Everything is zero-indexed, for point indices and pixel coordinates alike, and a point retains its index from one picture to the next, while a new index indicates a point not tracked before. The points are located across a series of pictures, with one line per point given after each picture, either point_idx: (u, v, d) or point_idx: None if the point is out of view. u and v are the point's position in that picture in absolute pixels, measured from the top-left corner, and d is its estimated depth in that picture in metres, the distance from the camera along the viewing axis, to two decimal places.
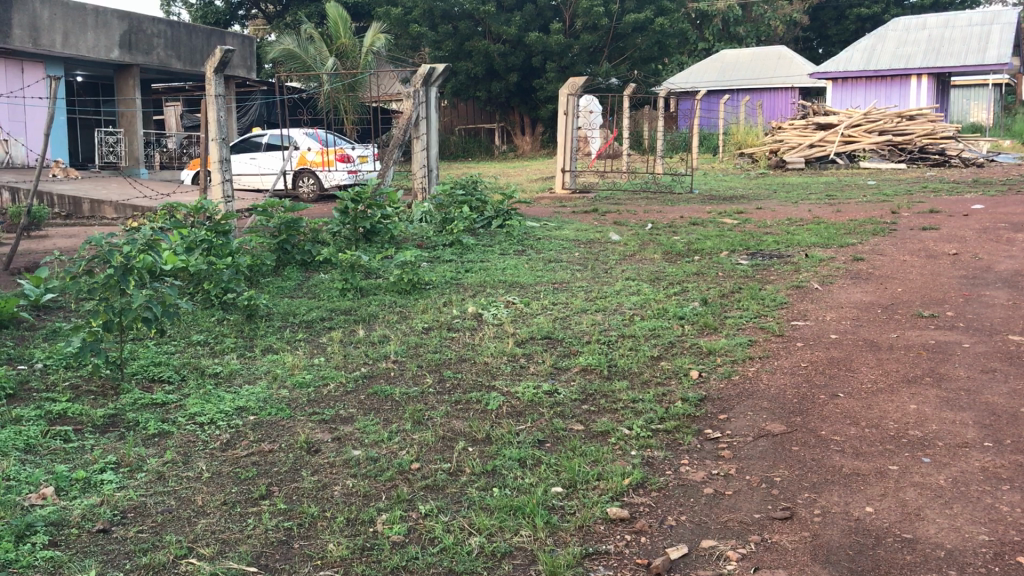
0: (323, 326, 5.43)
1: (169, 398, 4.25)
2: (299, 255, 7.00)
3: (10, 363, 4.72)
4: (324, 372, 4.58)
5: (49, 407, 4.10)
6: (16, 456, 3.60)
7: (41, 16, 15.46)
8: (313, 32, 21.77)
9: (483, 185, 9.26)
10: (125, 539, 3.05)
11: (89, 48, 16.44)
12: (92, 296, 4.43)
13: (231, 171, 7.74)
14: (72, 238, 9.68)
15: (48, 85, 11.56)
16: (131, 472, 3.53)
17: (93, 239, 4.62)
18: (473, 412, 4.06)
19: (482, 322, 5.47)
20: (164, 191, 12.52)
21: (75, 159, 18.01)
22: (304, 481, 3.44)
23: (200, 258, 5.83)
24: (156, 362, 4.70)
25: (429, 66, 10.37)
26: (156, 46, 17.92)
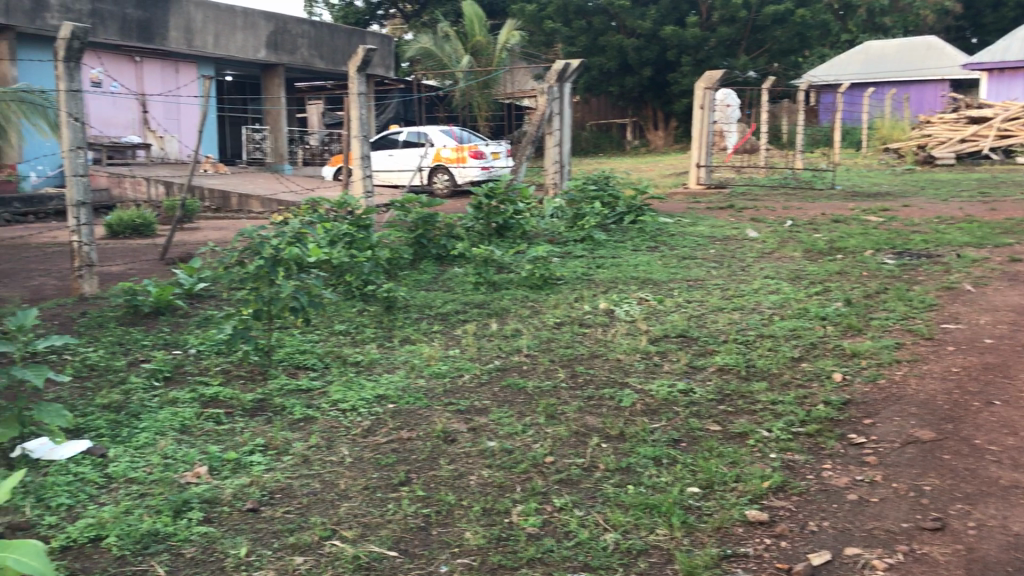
0: (457, 319, 5.52)
1: (313, 384, 4.42)
2: (435, 249, 7.17)
3: (168, 347, 5.00)
4: (459, 364, 4.66)
5: (203, 390, 4.33)
6: (174, 436, 3.84)
7: (196, 19, 16.29)
8: (448, 30, 22.11)
9: (617, 180, 9.22)
10: (274, 518, 3.20)
11: (239, 50, 17.20)
12: (244, 287, 4.64)
13: (372, 167, 7.93)
14: (221, 231, 10.17)
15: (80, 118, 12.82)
16: (279, 454, 3.69)
17: (245, 231, 4.81)
18: (607, 408, 4.05)
19: (615, 319, 5.44)
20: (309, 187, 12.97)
21: (223, 155, 18.86)
22: (442, 469, 3.51)
23: (342, 252, 6.02)
24: (302, 350, 4.88)
25: (564, 62, 10.37)
26: (301, 46, 18.64)
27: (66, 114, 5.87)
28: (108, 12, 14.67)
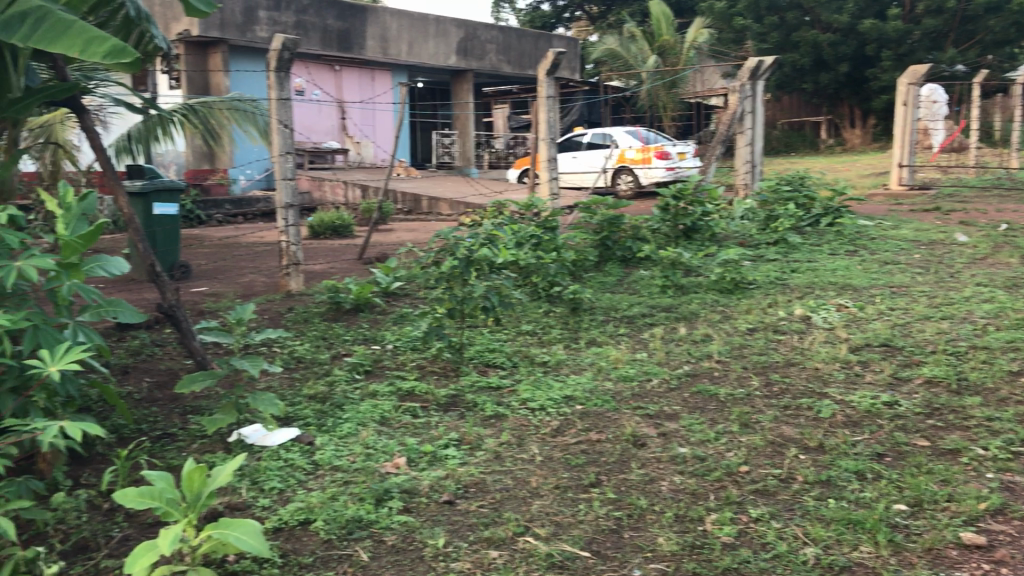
0: (645, 322, 5.49)
1: (504, 383, 4.51)
2: (620, 251, 7.15)
3: (366, 342, 5.23)
4: (648, 368, 4.63)
5: (400, 384, 4.51)
6: (373, 428, 4.03)
7: (391, 27, 16.98)
8: (634, 31, 22.00)
9: (812, 181, 8.89)
10: (469, 512, 3.29)
11: (430, 56, 17.80)
12: (440, 286, 4.79)
13: (558, 170, 8.04)
14: (413, 232, 10.57)
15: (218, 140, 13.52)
16: (472, 450, 3.79)
17: (442, 232, 4.98)
18: (804, 418, 3.91)
19: (811, 326, 5.25)
20: (497, 189, 13.24)
21: (414, 158, 19.58)
22: (633, 473, 3.50)
23: (530, 252, 6.08)
24: (491, 349, 4.99)
25: (757, 59, 10.09)
26: (490, 52, 19.09)
27: (276, 121, 6.28)
28: (311, 24, 15.52)
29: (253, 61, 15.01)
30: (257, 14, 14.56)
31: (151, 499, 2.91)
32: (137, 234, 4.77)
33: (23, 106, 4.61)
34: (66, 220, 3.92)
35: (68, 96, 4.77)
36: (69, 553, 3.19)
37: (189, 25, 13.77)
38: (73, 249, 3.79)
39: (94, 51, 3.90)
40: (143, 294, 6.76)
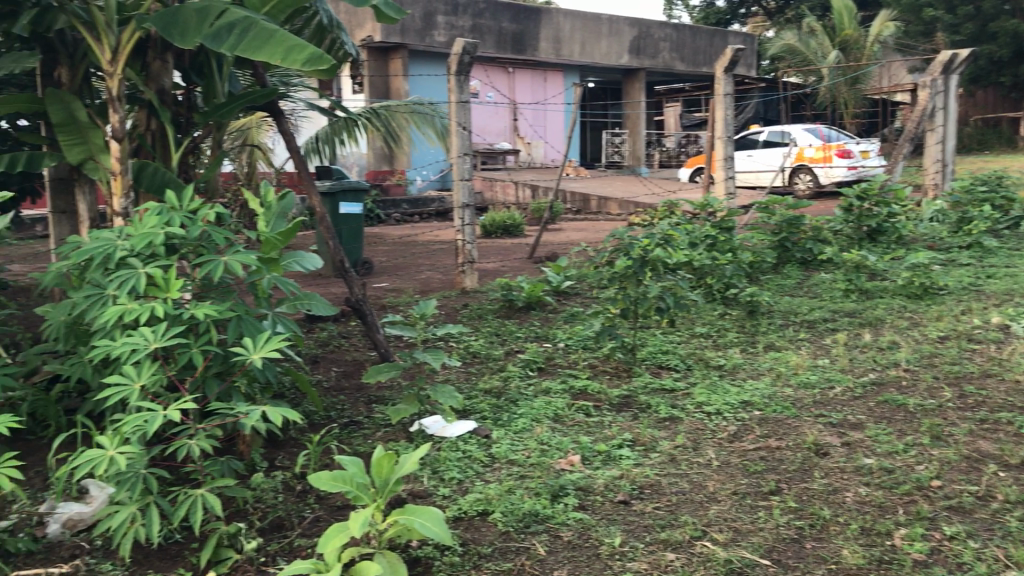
0: (826, 327, 5.31)
1: (678, 385, 4.47)
2: (799, 252, 6.96)
3: (539, 340, 5.30)
4: (830, 375, 4.47)
5: (573, 382, 4.55)
6: (548, 424, 4.09)
7: (564, 28, 17.12)
8: (814, 25, 21.24)
9: (1010, 181, 8.35)
10: (644, 513, 3.29)
11: (603, 56, 17.84)
12: (613, 286, 4.81)
13: (735, 169, 7.91)
14: (583, 232, 10.61)
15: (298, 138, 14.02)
16: (647, 451, 3.79)
17: (618, 232, 4.98)
18: (1003, 434, 3.68)
19: (1011, 335, 4.93)
20: (669, 189, 13.10)
21: (584, 158, 19.67)
22: (815, 483, 3.40)
23: (705, 253, 6.00)
24: (665, 350, 4.96)
25: (952, 52, 9.54)
26: (663, 50, 18.94)
27: (456, 124, 6.47)
28: (487, 27, 15.86)
29: (430, 65, 15.47)
30: (436, 19, 15.03)
31: (343, 482, 3.07)
32: (328, 231, 5.04)
33: (229, 111, 4.94)
34: (267, 218, 4.18)
35: (268, 102, 5.07)
36: (267, 530, 3.41)
37: (371, 31, 14.35)
38: (273, 245, 4.09)
39: (295, 58, 4.13)
40: (330, 289, 7.12)
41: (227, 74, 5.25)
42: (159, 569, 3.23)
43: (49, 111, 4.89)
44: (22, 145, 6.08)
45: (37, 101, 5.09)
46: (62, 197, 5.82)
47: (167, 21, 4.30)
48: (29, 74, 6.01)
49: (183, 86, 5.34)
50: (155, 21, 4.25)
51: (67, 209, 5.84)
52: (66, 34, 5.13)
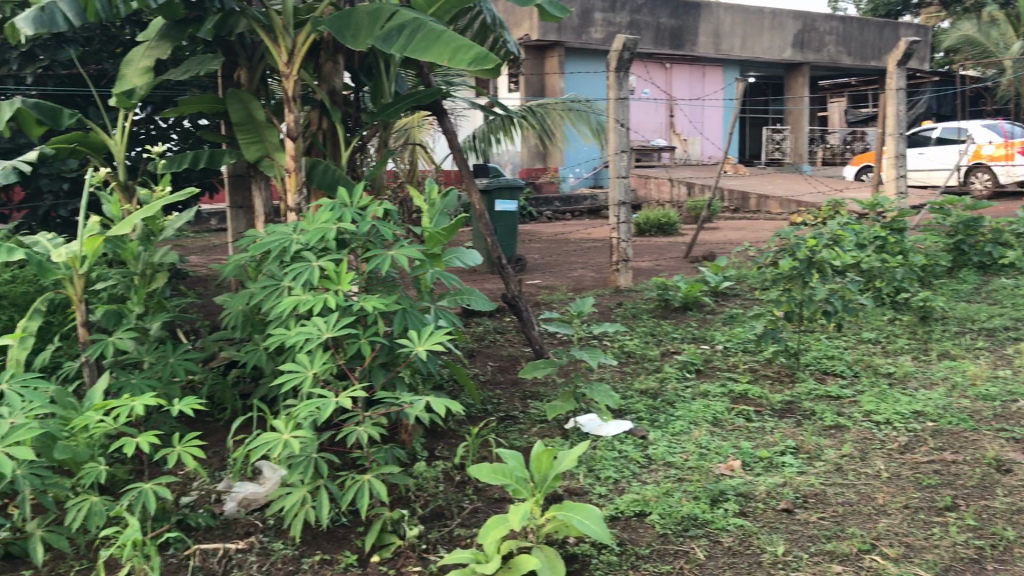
0: (1008, 336, 4.99)
1: (845, 392, 4.30)
2: (977, 256, 6.59)
3: (696, 341, 5.21)
4: (1013, 388, 4.20)
5: (732, 386, 4.45)
6: (706, 427, 4.02)
7: (724, 23, 16.78)
8: (994, 15, 19.99)
9: None
10: (809, 522, 3.18)
11: (764, 51, 17.41)
12: (777, 287, 4.69)
13: (907, 165, 7.56)
14: (741, 231, 10.38)
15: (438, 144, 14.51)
16: (811, 459, 3.66)
17: (782, 231, 4.84)
18: None
19: None
20: (833, 188, 12.63)
21: (742, 156, 19.22)
22: (997, 501, 3.20)
23: (874, 255, 5.75)
24: (830, 355, 4.79)
25: None
26: (828, 44, 18.31)
27: (614, 120, 6.46)
28: (644, 23, 15.74)
29: (586, 62, 15.45)
30: (594, 16, 15.04)
31: (503, 476, 3.12)
32: (486, 227, 5.11)
33: (396, 110, 5.09)
34: (431, 214, 4.28)
35: (433, 101, 5.19)
36: (427, 518, 3.51)
37: (529, 30, 14.48)
38: (436, 240, 4.19)
39: (461, 58, 4.20)
40: (486, 285, 7.24)
41: (394, 74, 5.42)
42: (326, 550, 3.37)
43: (230, 111, 5.17)
44: (204, 143, 6.46)
45: (219, 102, 5.39)
46: (240, 193, 6.13)
47: (341, 24, 4.47)
48: (211, 76, 6.37)
49: (352, 86, 5.55)
50: (330, 24, 4.42)
51: (244, 204, 6.15)
52: (246, 38, 5.42)
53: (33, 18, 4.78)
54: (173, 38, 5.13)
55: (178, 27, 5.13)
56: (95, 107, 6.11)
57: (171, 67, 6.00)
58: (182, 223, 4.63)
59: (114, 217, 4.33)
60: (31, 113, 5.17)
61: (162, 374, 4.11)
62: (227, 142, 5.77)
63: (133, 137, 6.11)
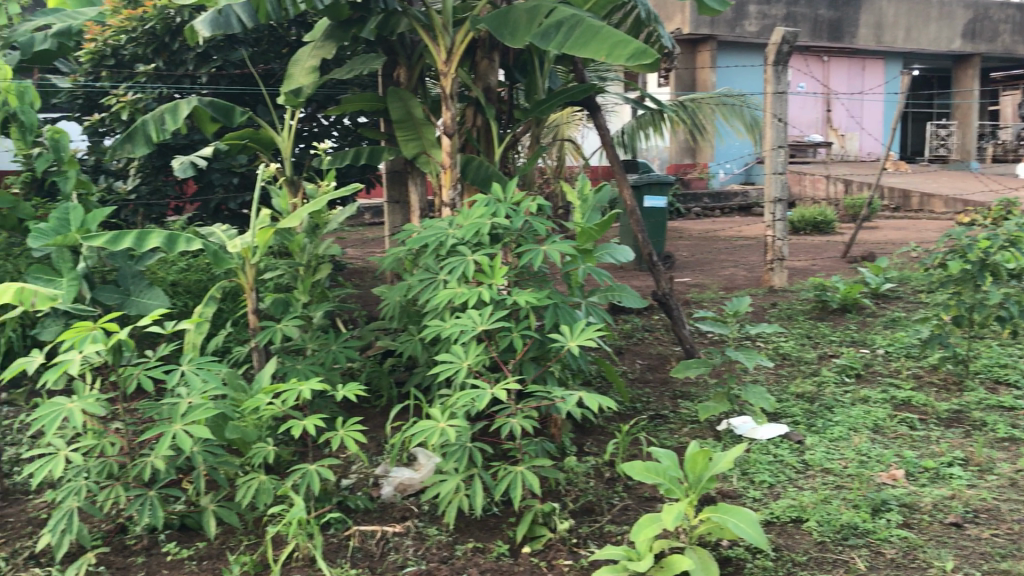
0: None
1: (1020, 403, 4.06)
2: None
3: (855, 345, 5.03)
4: None
5: (895, 392, 4.27)
6: (867, 434, 3.87)
7: (888, 13, 16.06)
8: None
9: None
10: (981, 539, 3.03)
11: (931, 41, 16.65)
12: (946, 290, 4.48)
13: None
14: (902, 231, 9.93)
15: (586, 138, 14.92)
16: (982, 472, 3.48)
17: (953, 231, 4.61)
18: None
19: None
20: (1004, 186, 11.92)
21: (904, 152, 18.39)
22: None
23: None
24: (1003, 364, 4.53)
25: None
26: (1003, 32, 17.43)
27: (771, 115, 6.32)
28: (801, 15, 15.23)
29: (739, 56, 15.12)
30: (748, 9, 14.76)
31: (656, 474, 3.09)
32: (637, 224, 5.06)
33: (549, 106, 5.11)
34: (583, 210, 4.30)
35: (586, 97, 5.16)
36: (578, 513, 3.53)
37: (681, 23, 14.24)
38: (588, 236, 4.07)
39: (619, 54, 4.20)
40: (637, 281, 7.24)
41: (548, 71, 5.44)
42: (479, 538, 3.43)
43: (390, 108, 5.32)
44: (362, 139, 6.68)
45: (379, 99, 5.56)
46: (397, 188, 6.34)
47: (499, 21, 4.53)
48: (370, 74, 6.57)
49: (506, 83, 5.60)
50: (488, 21, 4.49)
51: (401, 199, 6.36)
52: (406, 37, 5.56)
53: (210, 20, 5.06)
54: (337, 38, 5.32)
55: (343, 27, 5.28)
56: (264, 105, 6.41)
57: (334, 66, 6.22)
58: (344, 217, 4.82)
59: (282, 210, 4.53)
60: (207, 111, 5.47)
61: (324, 361, 4.28)
62: (385, 138, 5.95)
63: (298, 134, 6.38)
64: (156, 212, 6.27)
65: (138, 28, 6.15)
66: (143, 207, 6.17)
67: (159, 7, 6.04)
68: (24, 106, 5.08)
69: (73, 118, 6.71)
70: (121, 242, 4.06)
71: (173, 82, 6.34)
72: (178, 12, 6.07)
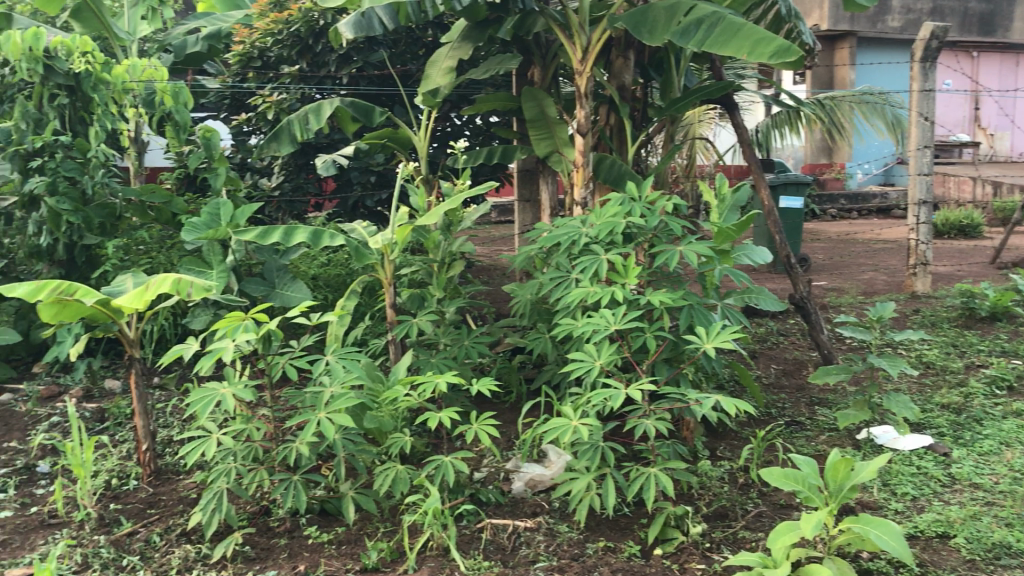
0: None
1: None
2: None
3: (1006, 355, 4.79)
4: None
5: None
6: (1021, 449, 3.68)
7: None
8: None
9: None
10: None
11: None
12: None
13: None
14: None
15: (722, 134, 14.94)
16: None
17: None
18: None
19: None
20: None
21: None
22: None
23: None
24: None
25: None
26: None
27: (916, 114, 6.10)
28: (950, 9, 14.77)
29: (881, 53, 14.58)
30: (890, 3, 14.25)
31: (794, 481, 3.01)
32: (774, 224, 4.96)
33: (685, 104, 5.04)
34: (720, 210, 4.25)
35: (723, 95, 5.11)
36: (711, 517, 3.49)
37: (818, 19, 13.94)
38: (726, 235, 4.00)
39: (761, 52, 4.13)
40: (775, 282, 7.18)
41: (684, 69, 5.39)
42: (610, 538, 3.43)
43: (523, 108, 5.36)
44: (494, 138, 6.78)
45: (512, 98, 5.62)
46: (528, 187, 6.39)
47: (637, 19, 4.51)
48: (504, 74, 6.66)
49: (640, 81, 5.56)
50: (627, 20, 4.48)
51: (531, 198, 6.40)
52: (541, 37, 5.61)
53: (354, 23, 5.25)
54: (474, 39, 5.40)
55: (479, 27, 5.38)
56: (400, 105, 6.58)
57: (469, 66, 6.33)
58: (478, 215, 4.89)
59: (419, 207, 4.63)
60: (348, 111, 5.65)
61: (457, 355, 4.36)
62: (517, 137, 5.99)
63: (432, 133, 6.50)
64: (297, 208, 6.52)
65: (284, 30, 6.40)
66: (285, 203, 6.43)
67: (304, 10, 6.27)
68: (178, 106, 5.26)
69: (221, 117, 7.04)
70: (269, 236, 4.23)
71: (315, 83, 6.57)
72: (321, 14, 6.29)
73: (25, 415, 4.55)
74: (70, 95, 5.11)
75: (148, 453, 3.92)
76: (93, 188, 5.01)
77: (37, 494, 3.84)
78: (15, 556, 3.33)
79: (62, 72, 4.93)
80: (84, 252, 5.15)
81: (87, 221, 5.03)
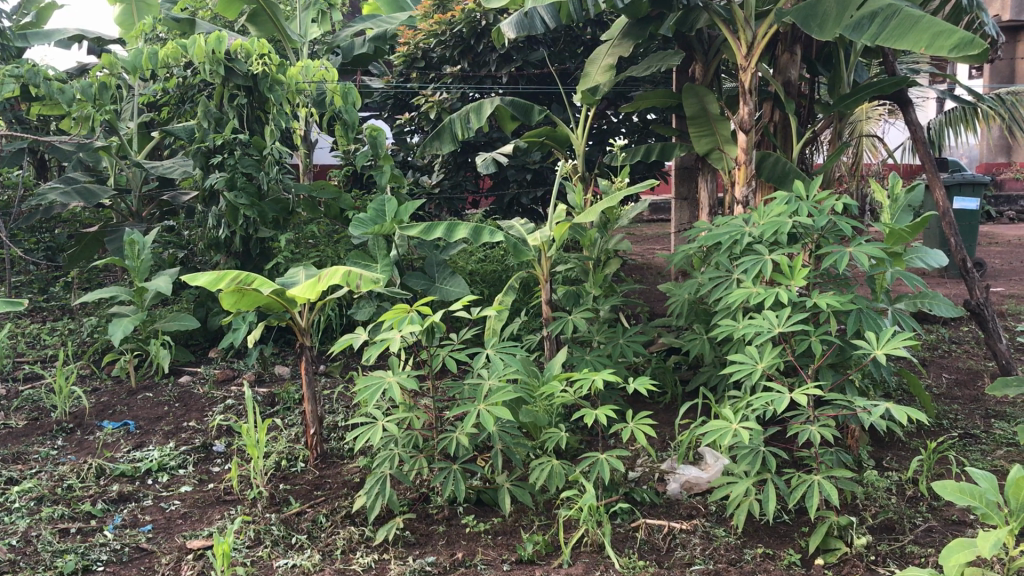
0: None
1: None
2: None
3: None
4: None
5: None
6: None
7: None
8: None
9: None
10: None
11: None
12: None
13: None
14: None
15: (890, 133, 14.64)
16: None
17: None
18: None
19: None
20: None
21: None
22: None
23: None
24: None
25: None
26: None
27: None
28: None
29: None
30: None
31: (971, 496, 2.77)
32: (949, 226, 4.70)
33: (855, 100, 4.85)
34: (893, 210, 4.09)
35: (896, 90, 4.89)
36: (877, 530, 3.37)
37: (1000, 9, 13.62)
38: (899, 237, 3.83)
39: (941, 45, 3.91)
40: (950, 288, 6.88)
41: (854, 64, 5.19)
42: (769, 545, 3.36)
43: (684, 104, 5.27)
44: (651, 136, 6.75)
45: (672, 95, 5.54)
46: (685, 185, 6.29)
47: (807, 14, 4.42)
48: (663, 72, 6.62)
49: (807, 76, 5.42)
50: (795, 14, 4.40)
51: (689, 196, 6.33)
52: (703, 32, 5.54)
53: (516, 22, 5.34)
54: (635, 36, 5.38)
55: (640, 24, 5.34)
56: (558, 103, 6.64)
57: (629, 64, 6.34)
58: (636, 212, 4.87)
59: (577, 205, 4.63)
60: (508, 109, 5.68)
61: (611, 353, 4.33)
62: (677, 134, 5.93)
63: (590, 132, 6.53)
64: (455, 205, 6.70)
65: (448, 31, 6.56)
66: (444, 200, 6.61)
67: (467, 11, 6.39)
68: (347, 106, 5.46)
69: (384, 117, 7.30)
70: (433, 232, 4.30)
71: (475, 82, 6.74)
72: (484, 15, 6.41)
73: (204, 397, 4.86)
74: (248, 96, 5.36)
75: (316, 437, 4.09)
76: (268, 185, 5.23)
77: (214, 471, 4.08)
78: (195, 528, 3.54)
79: (241, 73, 5.16)
80: (258, 245, 5.44)
81: (262, 215, 5.29)
